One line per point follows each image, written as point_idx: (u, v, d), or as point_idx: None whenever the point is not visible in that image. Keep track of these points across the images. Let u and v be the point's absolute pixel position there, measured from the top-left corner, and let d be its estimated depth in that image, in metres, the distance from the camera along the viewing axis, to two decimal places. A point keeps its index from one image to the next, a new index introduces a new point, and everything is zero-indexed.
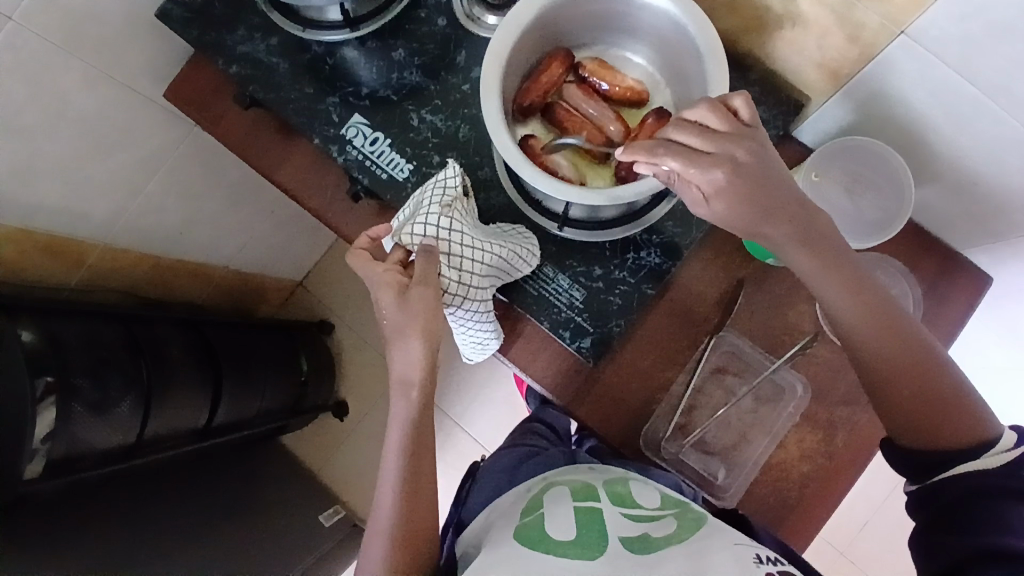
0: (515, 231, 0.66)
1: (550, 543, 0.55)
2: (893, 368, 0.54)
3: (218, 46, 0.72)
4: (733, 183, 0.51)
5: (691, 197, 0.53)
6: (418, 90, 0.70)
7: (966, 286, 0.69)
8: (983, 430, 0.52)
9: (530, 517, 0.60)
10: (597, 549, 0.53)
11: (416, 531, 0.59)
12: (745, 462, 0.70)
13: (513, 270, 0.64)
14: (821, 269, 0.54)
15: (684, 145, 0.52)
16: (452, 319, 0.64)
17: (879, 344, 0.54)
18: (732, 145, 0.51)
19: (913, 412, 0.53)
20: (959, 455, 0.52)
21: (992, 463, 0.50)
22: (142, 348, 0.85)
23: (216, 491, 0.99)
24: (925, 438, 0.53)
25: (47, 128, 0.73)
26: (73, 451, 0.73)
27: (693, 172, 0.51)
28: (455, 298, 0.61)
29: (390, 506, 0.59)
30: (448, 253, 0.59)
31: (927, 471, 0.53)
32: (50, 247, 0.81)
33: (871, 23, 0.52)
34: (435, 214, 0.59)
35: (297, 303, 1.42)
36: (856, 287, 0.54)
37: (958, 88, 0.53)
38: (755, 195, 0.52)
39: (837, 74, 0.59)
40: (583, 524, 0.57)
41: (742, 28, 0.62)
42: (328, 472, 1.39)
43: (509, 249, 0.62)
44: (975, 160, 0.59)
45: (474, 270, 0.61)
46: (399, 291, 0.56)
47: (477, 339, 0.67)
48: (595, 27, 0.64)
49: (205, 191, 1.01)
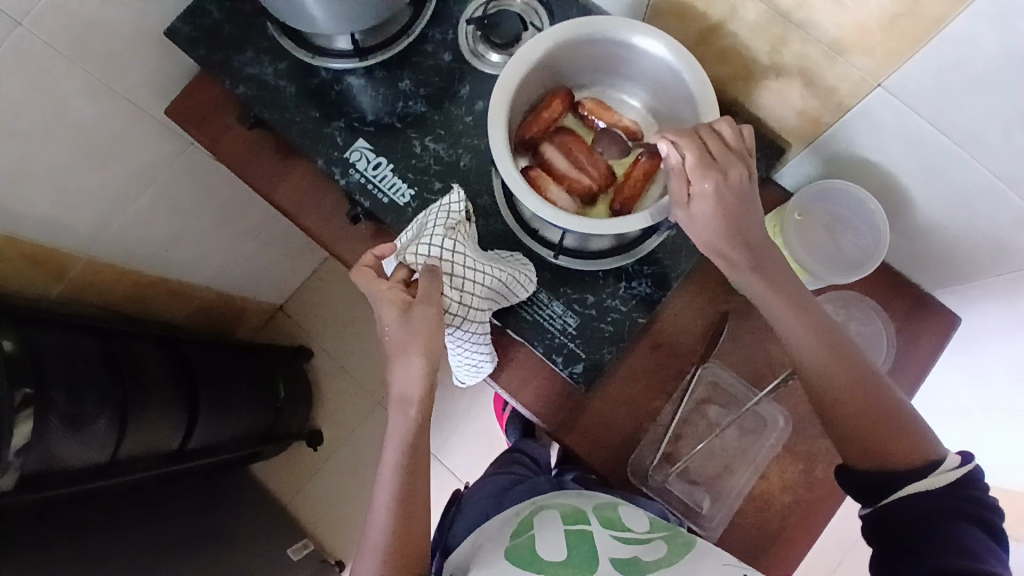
0: (513, 257, 0.67)
1: (542, 563, 0.55)
2: (851, 396, 0.57)
3: (226, 66, 0.74)
4: (719, 193, 0.56)
5: (676, 194, 0.58)
6: (422, 118, 0.73)
7: (937, 324, 0.73)
8: (927, 453, 0.56)
9: (521, 538, 0.60)
10: (589, 568, 0.54)
11: (406, 550, 0.59)
12: (729, 492, 0.71)
13: (511, 295, 0.66)
14: (775, 297, 0.58)
15: (699, 143, 0.57)
16: (449, 340, 0.65)
17: (830, 371, 0.57)
18: (731, 161, 0.57)
19: (864, 434, 0.57)
20: (911, 474, 0.55)
21: (938, 481, 0.54)
22: (121, 364, 0.83)
23: (183, 518, 0.96)
24: (875, 458, 0.56)
25: (46, 136, 0.73)
26: (46, 466, 0.72)
27: (694, 171, 0.56)
28: (455, 318, 0.62)
29: (382, 524, 0.59)
30: (450, 273, 0.61)
31: (880, 491, 0.56)
32: (35, 256, 0.80)
33: (851, 77, 0.57)
34: (439, 236, 0.61)
35: (276, 327, 1.40)
36: (809, 316, 0.58)
37: (932, 138, 0.58)
38: (730, 210, 0.57)
39: (818, 122, 0.64)
40: (574, 544, 0.58)
41: (732, 77, 0.66)
42: (298, 504, 1.35)
43: (509, 274, 0.64)
44: (941, 206, 0.64)
45: (475, 292, 0.62)
46: (401, 309, 0.58)
47: (472, 361, 0.68)
48: (596, 70, 0.68)
49: (195, 208, 1.01)
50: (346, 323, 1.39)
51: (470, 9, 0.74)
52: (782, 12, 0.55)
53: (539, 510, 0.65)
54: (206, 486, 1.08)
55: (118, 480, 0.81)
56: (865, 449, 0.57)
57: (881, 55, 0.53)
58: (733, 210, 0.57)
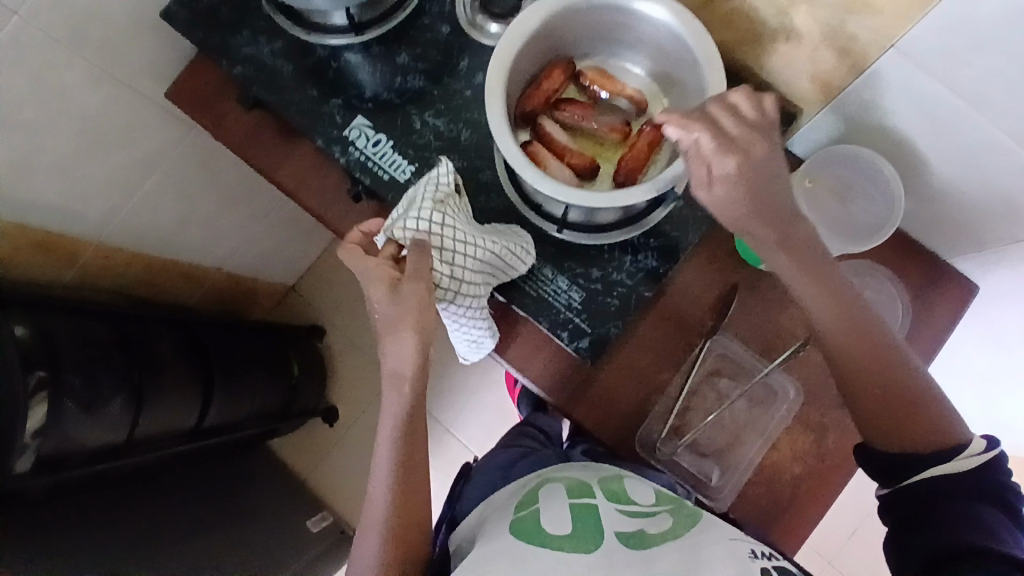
0: (507, 230, 0.66)
1: (546, 535, 0.56)
2: (874, 375, 0.56)
3: (222, 47, 0.73)
4: (743, 173, 0.53)
5: (696, 175, 0.55)
6: (421, 94, 0.72)
7: (953, 294, 0.72)
8: (953, 435, 0.55)
9: (526, 511, 0.61)
10: (593, 542, 0.54)
11: (408, 521, 0.61)
12: (739, 462, 0.71)
13: (506, 267, 0.65)
14: (801, 273, 0.56)
15: (714, 123, 0.54)
16: (443, 314, 0.64)
17: (855, 349, 0.56)
18: (752, 139, 0.54)
19: (887, 416, 0.56)
20: (934, 457, 0.54)
21: (964, 465, 0.53)
22: (133, 347, 0.85)
23: (202, 498, 0.98)
24: (899, 440, 0.56)
25: (48, 125, 0.73)
26: (65, 448, 0.73)
27: (712, 154, 0.53)
28: (447, 293, 0.61)
29: (383, 496, 0.61)
30: (440, 248, 0.59)
31: (901, 471, 0.55)
32: (44, 244, 0.81)
33: (863, 38, 0.54)
34: (428, 209, 0.59)
35: (288, 308, 1.42)
36: (835, 292, 0.56)
37: (944, 100, 0.55)
38: (755, 188, 0.54)
39: (828, 86, 0.61)
40: (579, 517, 0.58)
41: (739, 41, 0.64)
42: (316, 477, 1.38)
43: (503, 246, 0.63)
44: (956, 170, 0.62)
45: (467, 265, 0.61)
46: (391, 286, 0.57)
47: (471, 336, 0.68)
48: (597, 37, 0.66)
49: (201, 191, 1.01)
50: (357, 301, 1.40)
51: None
52: None
53: (544, 483, 0.66)
54: (225, 464, 1.11)
55: (137, 460, 0.83)
56: (886, 428, 0.56)
57: (893, 15, 0.50)
58: (760, 188, 0.54)
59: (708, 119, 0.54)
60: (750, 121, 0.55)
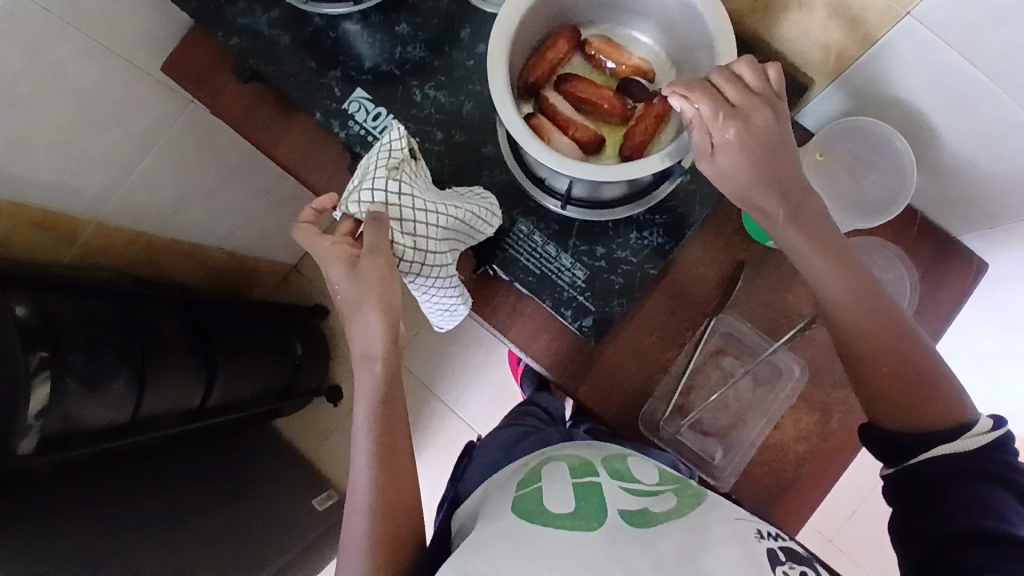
0: (469, 194, 0.65)
1: (548, 515, 0.55)
2: (883, 351, 0.55)
3: (217, 17, 0.70)
4: (744, 142, 0.53)
5: (698, 144, 0.55)
6: (421, 65, 0.70)
7: (963, 269, 0.70)
8: (960, 414, 0.54)
9: (527, 490, 0.60)
10: (597, 520, 0.54)
11: (402, 498, 0.61)
12: (741, 442, 0.70)
13: (473, 233, 0.64)
14: (812, 248, 0.55)
15: (715, 93, 0.53)
16: (412, 287, 0.64)
17: (864, 325, 0.55)
18: (755, 106, 0.53)
19: (896, 394, 0.55)
20: (940, 436, 0.53)
21: (969, 445, 0.52)
22: (135, 325, 0.85)
23: (205, 477, 0.99)
24: (907, 419, 0.54)
25: (42, 100, 0.71)
26: (68, 427, 0.73)
27: (713, 123, 0.53)
28: (412, 265, 0.60)
29: (369, 476, 0.60)
30: (399, 218, 0.58)
31: (903, 452, 0.54)
32: (43, 222, 0.80)
33: (878, 6, 0.51)
34: (381, 178, 0.58)
35: (291, 287, 1.41)
36: (846, 267, 0.55)
37: (961, 71, 0.53)
38: (759, 156, 0.53)
39: (841, 56, 0.59)
40: (582, 496, 0.57)
41: (751, 9, 0.62)
42: (320, 455, 1.39)
43: (465, 211, 0.62)
44: (972, 145, 0.60)
45: (430, 234, 0.60)
46: (349, 264, 0.57)
47: (443, 305, 0.68)
48: (603, 4, 0.64)
49: (200, 169, 0.99)
50: None
51: None
52: None
53: (546, 462, 0.66)
54: (229, 443, 1.12)
55: (140, 438, 0.83)
56: (894, 406, 0.55)
57: None
58: (765, 159, 0.53)
59: (708, 88, 0.54)
60: (749, 87, 0.54)
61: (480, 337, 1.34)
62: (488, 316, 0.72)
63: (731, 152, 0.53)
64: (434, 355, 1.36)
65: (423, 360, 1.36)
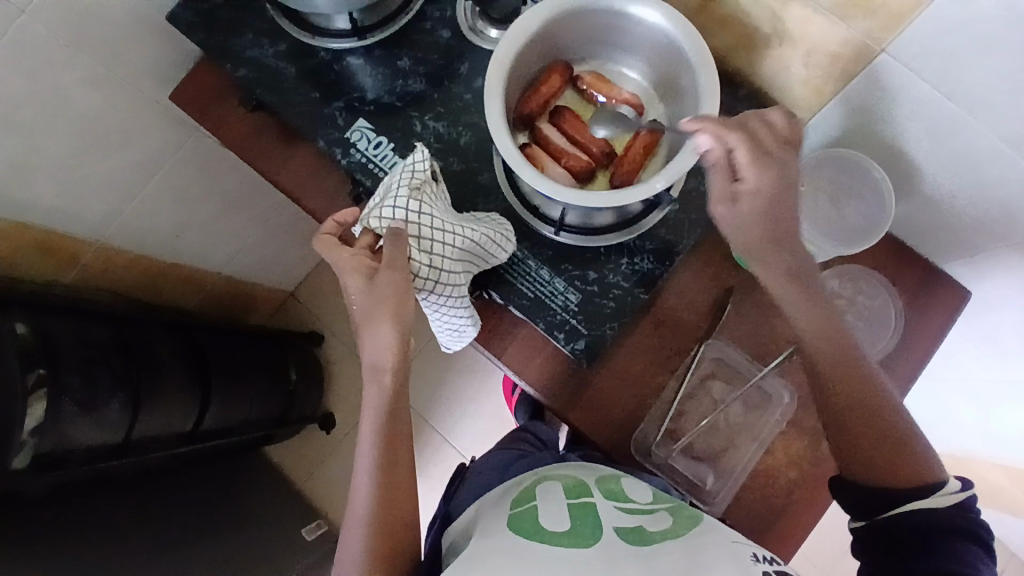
0: (487, 218, 0.67)
1: (544, 532, 0.55)
2: (853, 403, 0.56)
3: (226, 49, 0.74)
4: (774, 190, 0.55)
5: (721, 188, 0.57)
6: (422, 97, 0.73)
7: (948, 303, 0.71)
8: (929, 474, 0.54)
9: (522, 508, 0.60)
10: (592, 536, 0.54)
11: (397, 519, 0.60)
12: (733, 468, 0.71)
13: (487, 256, 0.66)
14: (796, 296, 0.57)
15: (753, 138, 0.56)
16: (424, 303, 0.66)
17: (841, 378, 0.56)
18: (788, 157, 0.56)
19: (870, 446, 0.55)
20: (912, 493, 0.53)
21: (940, 504, 0.52)
22: (132, 347, 0.85)
23: (193, 503, 0.98)
24: (879, 473, 0.55)
25: (51, 124, 0.74)
26: (62, 446, 0.73)
27: (747, 167, 0.55)
28: (426, 282, 0.62)
29: (366, 493, 0.61)
30: (417, 236, 0.60)
31: (874, 509, 0.54)
32: (45, 244, 0.82)
33: (855, 42, 0.55)
34: (403, 197, 0.60)
35: (287, 314, 1.42)
36: (825, 318, 0.57)
37: (935, 103, 0.55)
38: (779, 206, 0.56)
39: (821, 91, 0.62)
40: (577, 515, 0.58)
41: (736, 46, 0.65)
42: (312, 484, 1.38)
43: (482, 234, 0.63)
44: (947, 175, 0.62)
45: (446, 254, 0.62)
46: (367, 276, 0.59)
47: (454, 325, 0.69)
48: (595, 41, 0.67)
49: (202, 195, 1.01)
50: None
51: None
52: None
53: (541, 481, 0.66)
54: (220, 470, 1.11)
55: (130, 461, 0.83)
56: (861, 457, 0.55)
57: (884, 18, 0.51)
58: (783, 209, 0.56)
59: (748, 131, 0.56)
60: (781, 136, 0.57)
61: (475, 364, 1.36)
62: (484, 338, 0.74)
63: (758, 199, 0.55)
64: (429, 382, 1.36)
65: (418, 388, 1.36)
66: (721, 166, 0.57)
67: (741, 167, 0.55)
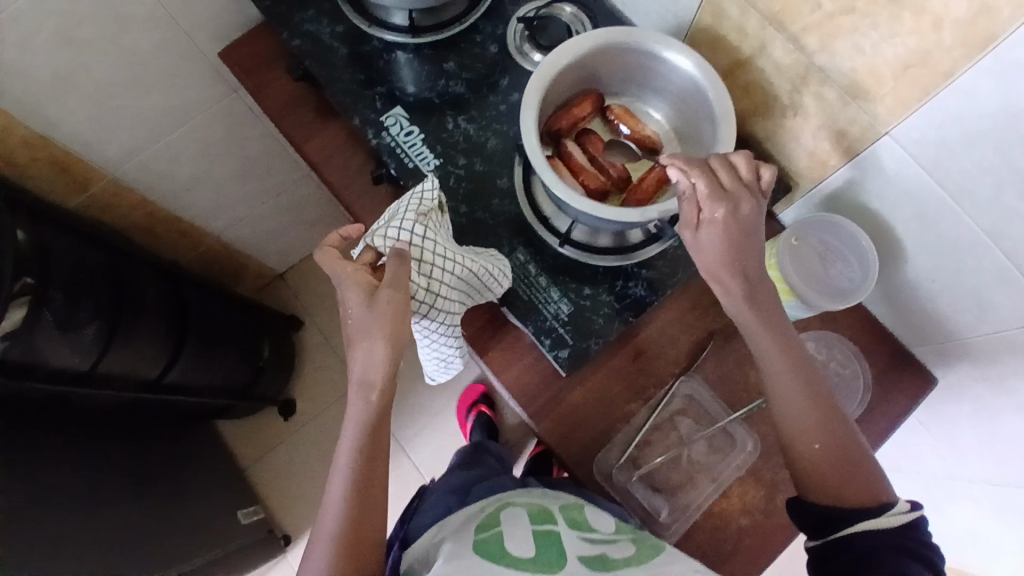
0: (486, 252, 0.69)
1: (511, 557, 0.55)
2: (811, 428, 0.60)
3: (287, 20, 0.78)
4: (727, 224, 0.58)
5: (686, 216, 0.60)
6: (459, 99, 0.77)
7: (911, 382, 0.75)
8: (879, 492, 0.58)
9: (489, 533, 0.60)
10: (557, 564, 0.55)
11: (366, 499, 0.60)
12: (688, 504, 0.72)
13: (484, 288, 0.68)
14: (760, 324, 0.60)
15: (711, 174, 0.59)
16: (417, 328, 0.68)
17: (802, 406, 0.60)
18: (742, 195, 0.59)
19: (821, 469, 0.59)
20: (864, 512, 0.57)
21: (889, 521, 0.56)
22: (121, 283, 0.85)
23: (137, 457, 0.95)
24: (829, 494, 0.59)
25: (102, 51, 0.76)
26: (31, 359, 0.72)
27: (704, 199, 0.58)
28: (421, 306, 0.65)
29: (345, 475, 0.61)
30: (419, 259, 0.63)
31: (828, 526, 0.58)
32: (62, 164, 0.83)
33: (862, 122, 0.61)
34: (410, 221, 0.63)
35: (272, 294, 1.43)
36: (786, 345, 0.60)
37: (927, 188, 0.60)
38: (735, 239, 0.59)
39: (824, 164, 0.68)
40: (543, 543, 0.58)
41: (754, 110, 0.71)
42: (259, 470, 1.35)
43: (481, 267, 0.66)
44: (924, 262, 0.66)
45: (443, 280, 0.64)
46: (368, 292, 0.60)
47: (439, 352, 0.73)
48: (628, 79, 0.72)
49: (223, 155, 1.03)
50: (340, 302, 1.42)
51: (523, 9, 0.79)
52: (806, 52, 0.60)
53: (503, 508, 0.66)
54: (167, 433, 1.08)
55: (91, 392, 0.82)
56: (819, 478, 0.59)
57: (891, 103, 0.57)
58: (737, 243, 0.59)
59: (707, 168, 0.59)
60: (745, 178, 0.60)
61: (448, 381, 1.37)
62: (472, 337, 0.76)
63: (713, 230, 0.58)
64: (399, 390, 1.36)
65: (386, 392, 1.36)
66: (691, 197, 0.60)
67: (705, 206, 0.58)
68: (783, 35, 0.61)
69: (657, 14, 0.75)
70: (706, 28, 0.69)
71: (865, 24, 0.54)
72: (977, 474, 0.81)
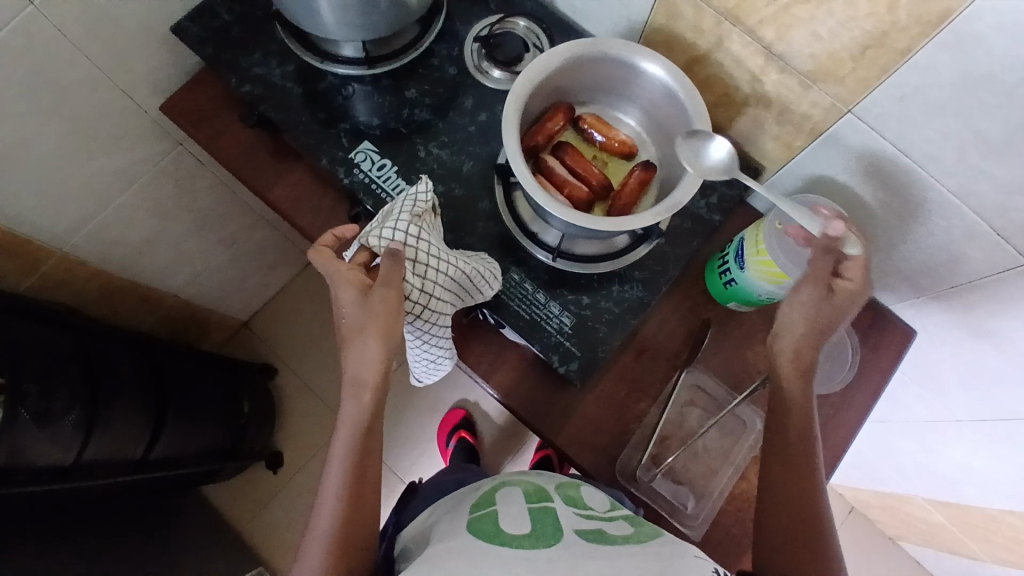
0: (476, 256, 0.69)
1: (505, 536, 0.54)
2: (802, 473, 0.61)
3: (232, 66, 0.75)
4: (834, 301, 0.61)
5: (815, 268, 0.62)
6: (426, 126, 0.76)
7: (896, 341, 0.79)
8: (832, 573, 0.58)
9: (482, 512, 0.59)
10: (553, 538, 0.53)
11: (358, 509, 0.59)
12: (710, 491, 0.74)
13: (473, 291, 0.67)
14: (795, 364, 0.63)
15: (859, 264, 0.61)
16: (408, 331, 0.65)
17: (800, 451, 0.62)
18: (856, 289, 0.61)
19: (792, 524, 0.60)
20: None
21: None
22: (93, 363, 0.80)
23: (134, 542, 0.89)
24: (784, 542, 0.60)
25: (37, 122, 0.70)
26: (11, 460, 0.67)
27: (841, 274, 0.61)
28: (415, 307, 0.61)
29: (338, 481, 0.59)
30: (413, 259, 0.60)
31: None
32: (11, 249, 0.76)
33: (824, 102, 0.64)
34: (405, 221, 0.60)
35: (239, 343, 1.37)
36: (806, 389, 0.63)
37: (893, 158, 0.63)
38: (826, 313, 0.62)
39: (790, 146, 0.71)
40: (538, 518, 0.57)
41: (717, 103, 0.74)
42: (254, 528, 1.29)
43: (473, 269, 0.65)
44: (895, 226, 0.70)
45: (437, 281, 0.62)
46: (360, 291, 0.57)
47: (431, 355, 0.70)
48: (597, 88, 0.73)
49: (176, 210, 0.98)
50: (314, 342, 1.38)
51: (476, 28, 0.79)
52: (765, 43, 0.63)
53: (501, 486, 0.65)
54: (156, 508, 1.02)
55: (80, 485, 0.76)
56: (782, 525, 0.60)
57: (853, 82, 0.60)
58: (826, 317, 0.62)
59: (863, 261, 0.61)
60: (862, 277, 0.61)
61: (436, 403, 1.35)
62: (474, 360, 0.75)
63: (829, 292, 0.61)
64: (387, 421, 1.34)
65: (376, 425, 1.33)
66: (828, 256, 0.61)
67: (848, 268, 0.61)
68: (741, 29, 0.63)
69: (609, 20, 0.76)
70: (662, 28, 0.71)
71: (822, 11, 0.56)
72: (962, 411, 0.86)
